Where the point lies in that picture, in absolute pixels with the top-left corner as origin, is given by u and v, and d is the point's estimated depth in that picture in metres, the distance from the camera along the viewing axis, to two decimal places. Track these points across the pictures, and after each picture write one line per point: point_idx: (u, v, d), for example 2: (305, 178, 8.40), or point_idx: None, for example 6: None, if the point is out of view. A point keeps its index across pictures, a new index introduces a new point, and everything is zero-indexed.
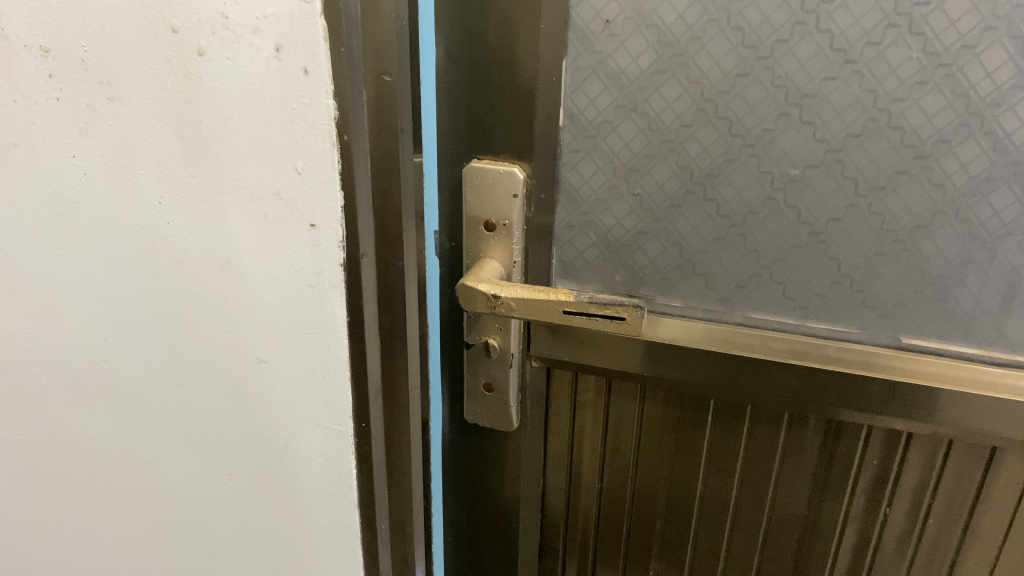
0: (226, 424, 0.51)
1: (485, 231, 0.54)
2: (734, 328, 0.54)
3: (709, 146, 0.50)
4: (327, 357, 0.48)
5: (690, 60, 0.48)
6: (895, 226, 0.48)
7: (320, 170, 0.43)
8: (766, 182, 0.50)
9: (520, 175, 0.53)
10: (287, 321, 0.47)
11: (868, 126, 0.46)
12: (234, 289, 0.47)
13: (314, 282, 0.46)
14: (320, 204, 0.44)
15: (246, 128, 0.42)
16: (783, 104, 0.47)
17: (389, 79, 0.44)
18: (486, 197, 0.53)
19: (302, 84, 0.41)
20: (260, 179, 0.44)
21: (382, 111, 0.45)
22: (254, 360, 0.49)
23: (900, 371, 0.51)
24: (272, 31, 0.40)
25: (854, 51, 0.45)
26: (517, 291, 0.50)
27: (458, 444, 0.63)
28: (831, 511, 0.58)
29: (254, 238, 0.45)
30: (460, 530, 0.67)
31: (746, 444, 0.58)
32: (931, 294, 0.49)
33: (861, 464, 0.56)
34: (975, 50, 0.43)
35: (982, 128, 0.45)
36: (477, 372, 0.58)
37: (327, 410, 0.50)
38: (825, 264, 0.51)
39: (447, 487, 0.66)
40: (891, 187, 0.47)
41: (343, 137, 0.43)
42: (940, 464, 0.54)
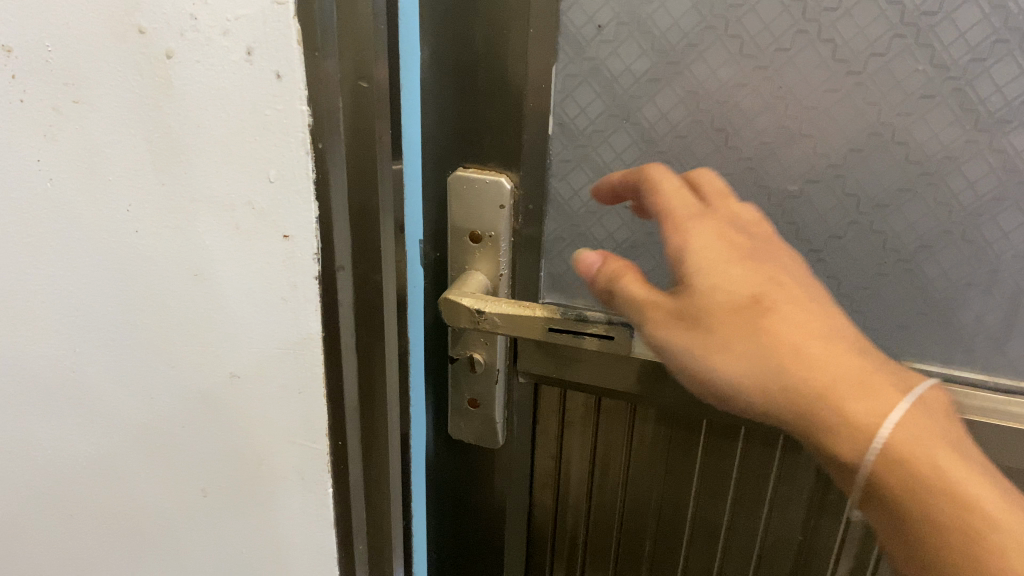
0: (199, 442, 0.50)
1: (470, 242, 0.52)
2: None
3: (704, 158, 0.48)
4: (302, 374, 0.46)
5: (686, 69, 0.46)
6: (897, 246, 0.47)
7: (294, 180, 0.41)
8: (764, 197, 0.48)
9: (507, 185, 0.50)
10: (261, 337, 0.45)
11: (870, 141, 0.44)
12: (206, 301, 0.45)
13: (289, 296, 0.44)
14: (296, 216, 0.42)
15: (217, 136, 0.40)
16: (782, 116, 0.45)
17: (367, 85, 0.42)
18: (471, 206, 0.51)
19: (275, 90, 0.39)
20: (233, 189, 0.42)
21: (361, 118, 0.43)
22: (227, 375, 0.47)
23: None
24: (243, 33, 0.38)
25: (857, 62, 0.43)
26: (502, 306, 0.47)
27: (441, 459, 0.61)
28: (827, 538, 0.55)
29: (226, 250, 0.43)
30: (444, 545, 0.65)
31: (739, 467, 0.56)
32: (934, 317, 0.48)
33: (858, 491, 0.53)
34: (985, 63, 0.41)
35: (990, 145, 0.43)
36: (461, 387, 0.56)
37: (302, 427, 0.48)
38: (824, 283, 0.49)
39: (430, 503, 0.64)
40: (894, 205, 0.46)
41: (319, 146, 0.41)
42: None
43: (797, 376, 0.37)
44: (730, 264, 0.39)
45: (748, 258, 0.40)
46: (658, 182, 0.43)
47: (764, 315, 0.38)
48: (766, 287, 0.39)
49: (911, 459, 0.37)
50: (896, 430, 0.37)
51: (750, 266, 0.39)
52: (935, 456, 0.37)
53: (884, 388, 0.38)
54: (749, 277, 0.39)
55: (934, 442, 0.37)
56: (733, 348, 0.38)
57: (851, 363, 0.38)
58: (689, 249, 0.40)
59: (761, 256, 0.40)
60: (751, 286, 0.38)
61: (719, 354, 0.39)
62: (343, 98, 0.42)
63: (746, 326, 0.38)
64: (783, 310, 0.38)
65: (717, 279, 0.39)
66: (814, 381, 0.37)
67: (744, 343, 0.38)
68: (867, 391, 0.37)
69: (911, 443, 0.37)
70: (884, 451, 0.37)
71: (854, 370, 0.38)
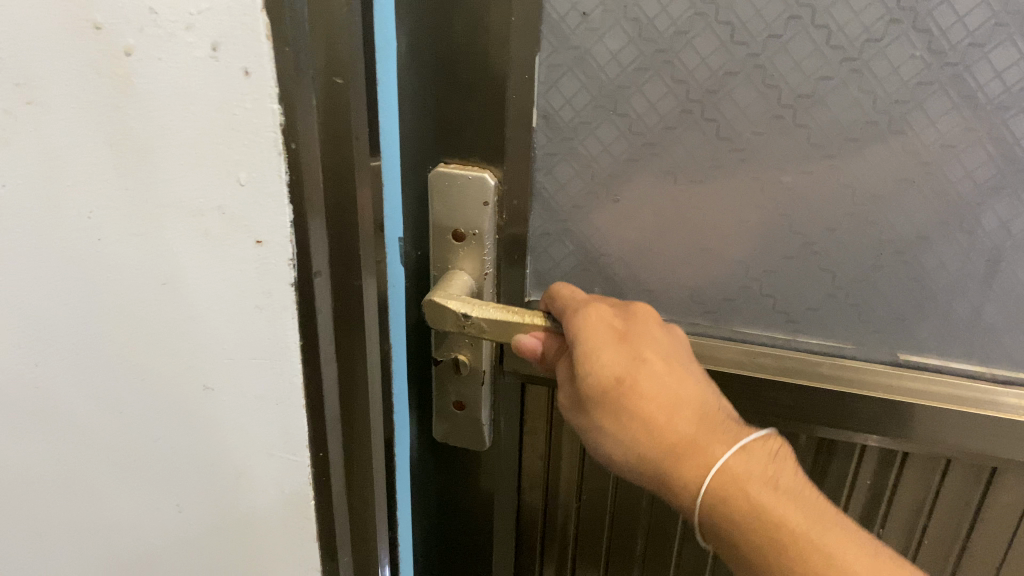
0: (171, 455, 0.47)
1: (454, 241, 0.50)
2: (721, 343, 0.51)
3: (694, 150, 0.46)
4: (280, 385, 0.45)
5: (675, 58, 0.44)
6: (894, 237, 0.45)
7: (266, 183, 0.39)
8: (757, 189, 0.46)
9: (492, 181, 0.48)
10: (237, 345, 0.44)
11: (867, 130, 0.43)
12: (176, 310, 0.43)
13: (263, 303, 0.43)
14: (270, 219, 0.40)
15: (184, 139, 0.38)
16: (775, 105, 0.43)
17: (340, 81, 0.40)
18: (454, 204, 0.49)
19: (242, 88, 0.37)
20: (202, 193, 0.40)
21: (334, 117, 0.41)
22: (200, 386, 0.45)
23: (896, 391, 0.48)
24: (208, 28, 0.36)
25: (852, 49, 0.41)
26: (489, 311, 0.45)
27: (427, 462, 0.59)
28: None
29: (196, 257, 0.42)
30: (431, 549, 0.63)
31: None
32: (930, 309, 0.47)
33: (855, 485, 0.54)
34: (983, 48, 0.40)
35: (989, 133, 0.42)
36: (444, 390, 0.54)
37: (282, 437, 0.47)
38: (818, 276, 0.48)
39: (417, 507, 0.62)
40: (891, 196, 0.44)
41: (291, 146, 0.39)
42: (938, 484, 0.52)
43: (655, 442, 0.40)
44: (610, 339, 0.41)
45: (624, 336, 0.42)
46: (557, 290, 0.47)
47: (623, 390, 0.41)
48: (634, 361, 0.41)
49: (733, 500, 0.39)
50: (719, 479, 0.39)
51: (622, 339, 0.42)
52: (752, 495, 0.39)
53: (722, 440, 0.40)
54: (618, 354, 0.41)
55: (753, 481, 0.39)
56: (607, 424, 0.41)
57: (693, 425, 0.40)
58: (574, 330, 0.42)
59: (637, 332, 0.42)
60: (618, 366, 0.41)
61: (600, 432, 0.42)
62: (317, 95, 0.40)
63: (615, 401, 0.41)
64: (640, 380, 0.41)
65: (591, 362, 0.41)
66: (659, 445, 0.40)
67: (616, 421, 0.41)
68: (705, 446, 0.40)
69: (729, 486, 0.39)
70: (715, 496, 0.40)
71: (698, 429, 0.40)
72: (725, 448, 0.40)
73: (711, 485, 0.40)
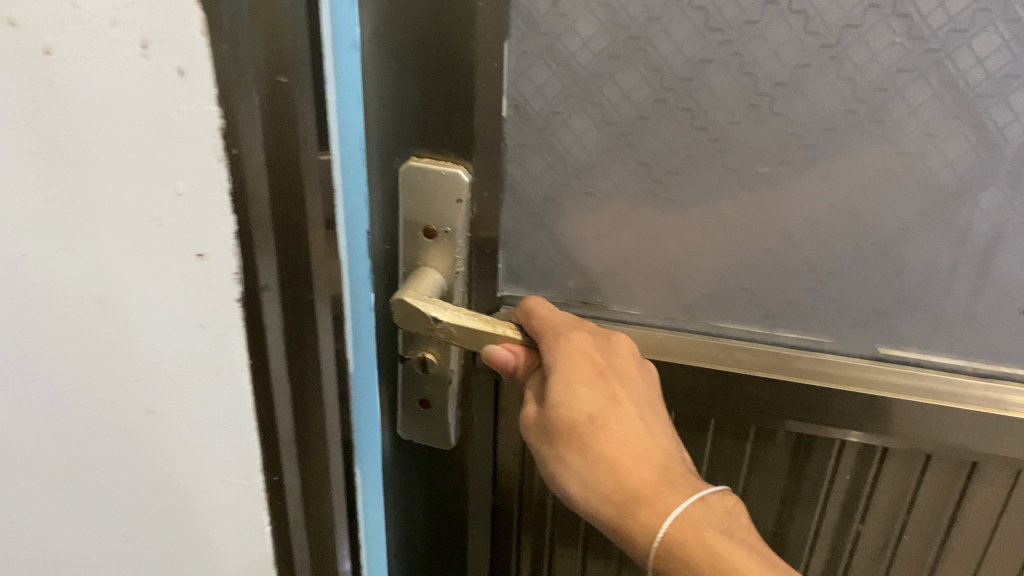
0: (112, 492, 0.42)
1: (426, 238, 0.48)
2: (697, 339, 0.50)
3: (670, 140, 0.45)
4: (229, 406, 0.43)
5: (648, 45, 0.42)
6: (874, 229, 0.44)
7: (206, 191, 0.37)
8: (733, 181, 0.45)
9: (465, 178, 0.46)
10: (183, 366, 0.41)
11: (846, 119, 0.42)
12: (110, 331, 0.38)
13: (210, 319, 0.40)
14: (214, 228, 0.38)
15: (116, 144, 0.35)
16: (752, 94, 0.42)
17: (284, 80, 0.39)
18: (425, 198, 0.47)
19: (175, 89, 0.34)
20: (136, 203, 0.36)
21: (278, 116, 0.39)
22: (141, 411, 0.41)
23: (877, 385, 0.47)
24: (138, 23, 0.33)
25: (830, 34, 0.40)
26: (461, 317, 0.43)
27: (399, 461, 0.58)
28: (798, 527, 0.55)
29: (131, 269, 0.38)
30: (404, 546, 0.62)
31: (709, 458, 0.54)
32: (911, 303, 0.46)
33: (833, 480, 0.53)
34: (965, 34, 0.38)
35: (971, 121, 0.40)
36: (412, 387, 0.53)
37: (235, 461, 0.44)
38: (797, 269, 0.47)
39: (390, 506, 0.61)
40: (871, 187, 0.43)
41: (233, 152, 0.37)
42: (917, 479, 0.51)
43: (617, 482, 0.41)
44: (586, 375, 0.42)
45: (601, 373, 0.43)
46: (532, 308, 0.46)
47: (593, 428, 0.42)
48: (609, 400, 0.42)
49: (688, 547, 0.39)
50: (677, 525, 0.39)
51: (600, 375, 0.43)
52: (708, 541, 0.39)
53: (684, 489, 0.40)
54: (594, 391, 0.42)
55: (710, 529, 0.39)
56: (573, 461, 0.42)
57: (655, 470, 0.41)
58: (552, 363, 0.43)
59: (616, 370, 0.43)
60: (592, 403, 0.42)
61: (565, 467, 0.42)
62: (262, 96, 0.39)
63: (584, 438, 0.42)
64: (609, 421, 0.42)
65: (564, 396, 0.42)
66: (621, 487, 0.41)
67: (581, 458, 0.42)
68: (667, 490, 0.40)
69: (686, 531, 0.39)
70: (672, 541, 0.39)
71: (663, 474, 0.41)
72: (685, 497, 0.40)
73: (669, 529, 0.39)
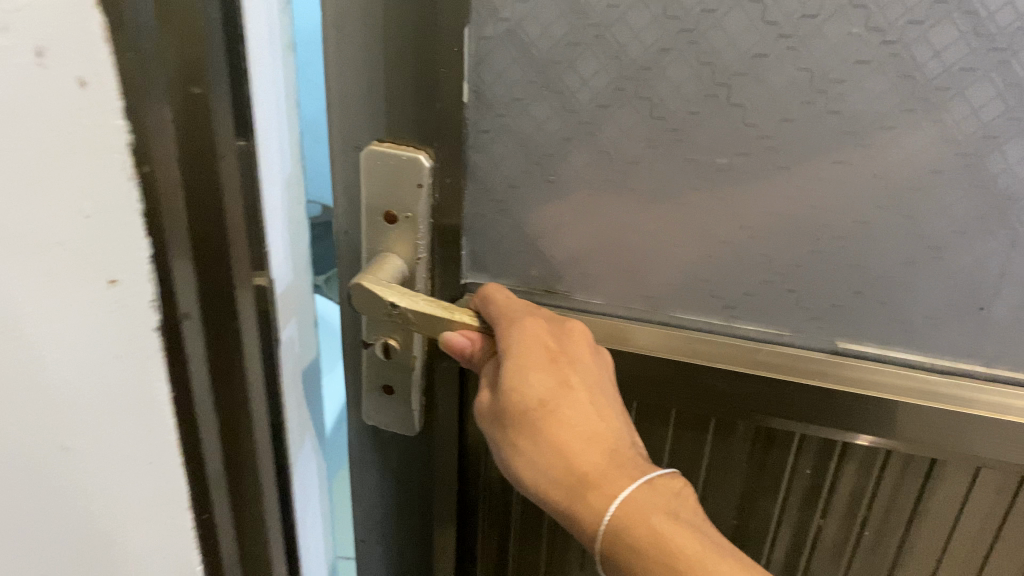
0: (36, 537, 0.39)
1: (387, 222, 0.48)
2: (654, 330, 0.50)
3: (629, 130, 0.44)
4: (145, 426, 0.43)
5: (606, 32, 0.42)
6: (833, 224, 0.44)
7: (115, 212, 0.37)
8: (692, 171, 0.45)
9: (426, 163, 0.46)
10: (103, 394, 0.40)
11: (804, 110, 0.41)
12: (20, 369, 0.35)
13: (126, 338, 0.40)
14: (131, 253, 0.39)
15: (7, 170, 0.32)
16: (710, 83, 0.42)
17: (198, 90, 0.39)
18: (386, 183, 0.47)
19: (77, 101, 0.34)
20: (41, 228, 0.34)
21: (193, 122, 0.40)
22: (59, 447, 0.38)
23: (832, 378, 0.47)
24: (27, 29, 0.31)
25: (787, 25, 0.39)
26: (419, 305, 0.44)
27: (366, 445, 0.58)
28: (759, 521, 0.55)
29: (36, 299, 0.35)
30: (368, 532, 0.62)
31: (670, 449, 0.54)
32: (872, 297, 0.46)
33: (793, 474, 0.53)
34: (923, 25, 0.38)
35: (929, 115, 0.40)
36: (376, 374, 0.53)
37: (151, 487, 0.45)
38: (757, 262, 0.47)
39: (357, 489, 0.61)
40: (831, 180, 0.43)
41: (144, 170, 0.39)
42: (877, 476, 0.51)
43: (569, 465, 0.42)
44: (540, 361, 0.43)
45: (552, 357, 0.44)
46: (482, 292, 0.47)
47: (545, 413, 0.43)
48: (561, 385, 0.43)
49: (637, 530, 0.41)
50: (625, 507, 0.41)
51: (552, 359, 0.43)
52: (652, 522, 0.41)
53: (633, 473, 0.42)
54: (547, 375, 0.43)
55: (655, 511, 0.41)
56: (526, 445, 0.43)
57: (604, 452, 0.42)
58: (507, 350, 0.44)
59: (565, 354, 0.44)
60: (544, 389, 0.43)
61: (517, 451, 0.43)
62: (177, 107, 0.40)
63: (536, 422, 0.43)
64: (561, 405, 0.43)
65: (516, 382, 0.43)
66: (571, 470, 0.42)
67: (531, 443, 0.43)
68: (616, 474, 0.42)
69: (631, 513, 0.41)
70: (624, 523, 0.41)
71: (615, 459, 0.42)
72: (631, 481, 0.42)
73: (619, 512, 0.41)
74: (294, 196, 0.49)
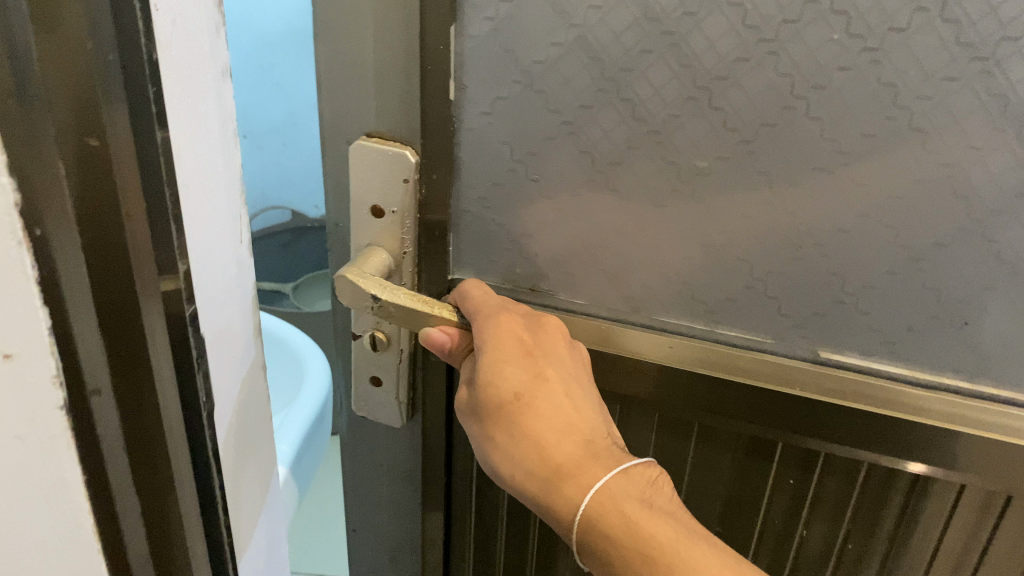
0: None
1: (372, 216, 0.51)
2: (710, 348, 0.51)
3: (700, 139, 0.44)
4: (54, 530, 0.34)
5: (682, 41, 0.42)
6: (909, 243, 0.44)
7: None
8: (762, 184, 0.45)
9: (412, 158, 0.48)
10: None
11: (885, 126, 0.41)
12: None
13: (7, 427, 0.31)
14: (13, 328, 0.29)
15: None
16: (787, 96, 0.42)
17: (96, 142, 0.28)
18: (373, 179, 0.49)
19: None
20: None
21: (89, 184, 0.29)
22: None
23: (891, 407, 0.48)
24: None
25: (873, 38, 0.39)
26: (398, 296, 0.48)
27: (417, 435, 0.61)
28: (787, 524, 0.56)
29: None
30: (412, 514, 0.66)
31: (699, 445, 0.55)
32: (945, 319, 0.45)
33: (821, 479, 0.53)
34: (1017, 42, 0.38)
35: (1019, 137, 0.39)
36: (366, 365, 0.57)
37: None
38: (826, 280, 0.46)
39: (402, 470, 0.64)
40: (908, 199, 0.43)
41: (35, 233, 0.28)
42: (908, 488, 0.51)
43: (536, 453, 0.46)
44: (512, 357, 0.47)
45: (533, 356, 0.47)
46: (470, 296, 0.50)
47: (520, 405, 0.46)
48: (531, 380, 0.46)
49: (607, 518, 0.44)
50: (595, 496, 0.44)
51: (525, 355, 0.47)
52: (626, 511, 0.44)
53: (596, 467, 0.45)
54: (517, 371, 0.46)
55: (628, 501, 0.44)
56: (495, 433, 0.47)
57: (578, 443, 0.46)
58: (480, 347, 0.47)
59: (548, 352, 0.47)
60: (515, 383, 0.46)
61: (488, 440, 0.47)
62: (65, 167, 0.28)
63: (507, 413, 0.46)
64: (535, 398, 0.46)
65: (491, 376, 0.46)
66: (546, 461, 0.46)
67: (508, 433, 0.47)
68: (590, 466, 0.45)
69: (604, 502, 0.44)
70: (587, 509, 0.45)
71: (577, 452, 0.46)
72: (604, 472, 0.45)
73: (587, 501, 0.45)
74: (371, 198, 0.50)
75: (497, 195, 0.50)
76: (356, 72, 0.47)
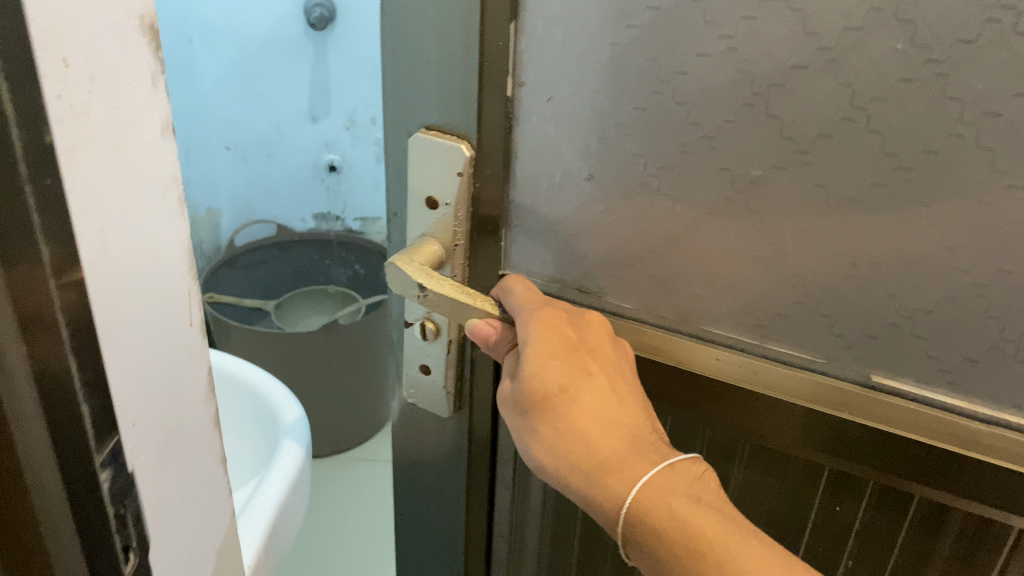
0: None
1: (428, 208, 0.53)
2: (760, 366, 0.49)
3: (754, 147, 0.43)
4: None
5: (739, 46, 0.41)
6: (970, 268, 0.42)
7: None
8: (817, 199, 0.43)
9: (466, 152, 0.49)
10: None
11: (949, 142, 0.39)
12: None
13: None
14: None
15: None
16: (846, 107, 0.40)
17: None
18: (430, 171, 0.51)
19: None
20: None
21: None
22: None
23: (950, 441, 0.46)
24: None
25: (940, 49, 0.37)
26: (443, 287, 0.49)
27: (463, 426, 0.61)
28: (836, 543, 0.54)
29: None
30: (456, 506, 0.67)
31: (749, 456, 0.54)
32: (1008, 352, 0.43)
33: (873, 503, 0.51)
34: None
35: None
36: (416, 353, 0.58)
37: None
38: (882, 301, 0.45)
39: (448, 460, 0.65)
40: (971, 221, 0.40)
41: None
42: (965, 524, 0.49)
43: (582, 445, 0.46)
44: (555, 352, 0.46)
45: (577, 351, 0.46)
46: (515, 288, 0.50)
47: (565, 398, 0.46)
48: (575, 374, 0.46)
49: (655, 512, 0.44)
50: (642, 490, 0.44)
51: (570, 350, 0.46)
52: (675, 507, 0.44)
53: (640, 462, 0.45)
54: (562, 364, 0.46)
55: (676, 496, 0.44)
56: (542, 425, 0.47)
57: (623, 438, 0.46)
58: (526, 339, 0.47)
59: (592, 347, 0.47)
60: (560, 377, 0.46)
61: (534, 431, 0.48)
62: None
63: (552, 405, 0.46)
64: (579, 392, 0.46)
65: (537, 369, 0.46)
66: (592, 455, 0.46)
67: (555, 425, 0.47)
68: (635, 462, 0.45)
69: (652, 496, 0.44)
70: (635, 503, 0.44)
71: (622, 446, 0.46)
72: (651, 467, 0.45)
73: (634, 494, 0.44)
74: (428, 189, 0.52)
75: (549, 193, 0.50)
76: (417, 65, 0.48)
